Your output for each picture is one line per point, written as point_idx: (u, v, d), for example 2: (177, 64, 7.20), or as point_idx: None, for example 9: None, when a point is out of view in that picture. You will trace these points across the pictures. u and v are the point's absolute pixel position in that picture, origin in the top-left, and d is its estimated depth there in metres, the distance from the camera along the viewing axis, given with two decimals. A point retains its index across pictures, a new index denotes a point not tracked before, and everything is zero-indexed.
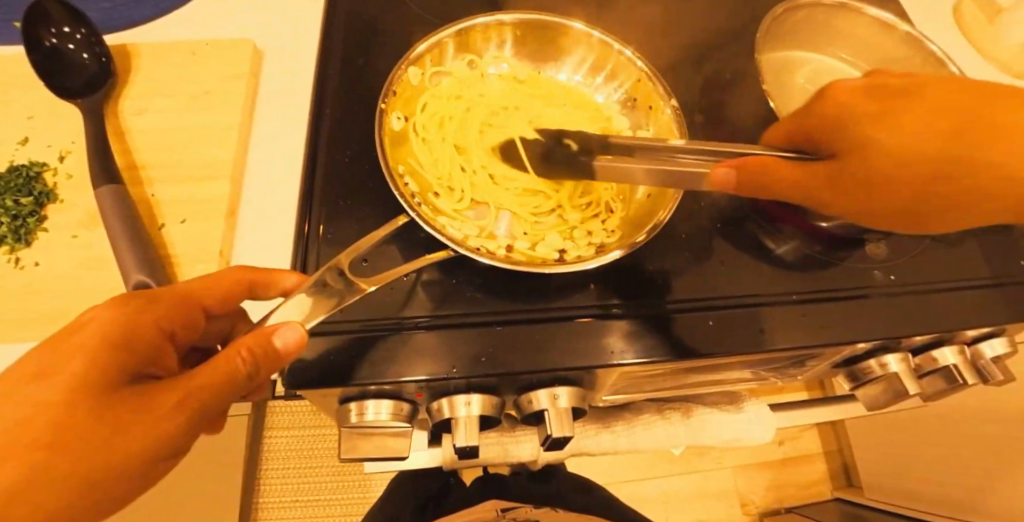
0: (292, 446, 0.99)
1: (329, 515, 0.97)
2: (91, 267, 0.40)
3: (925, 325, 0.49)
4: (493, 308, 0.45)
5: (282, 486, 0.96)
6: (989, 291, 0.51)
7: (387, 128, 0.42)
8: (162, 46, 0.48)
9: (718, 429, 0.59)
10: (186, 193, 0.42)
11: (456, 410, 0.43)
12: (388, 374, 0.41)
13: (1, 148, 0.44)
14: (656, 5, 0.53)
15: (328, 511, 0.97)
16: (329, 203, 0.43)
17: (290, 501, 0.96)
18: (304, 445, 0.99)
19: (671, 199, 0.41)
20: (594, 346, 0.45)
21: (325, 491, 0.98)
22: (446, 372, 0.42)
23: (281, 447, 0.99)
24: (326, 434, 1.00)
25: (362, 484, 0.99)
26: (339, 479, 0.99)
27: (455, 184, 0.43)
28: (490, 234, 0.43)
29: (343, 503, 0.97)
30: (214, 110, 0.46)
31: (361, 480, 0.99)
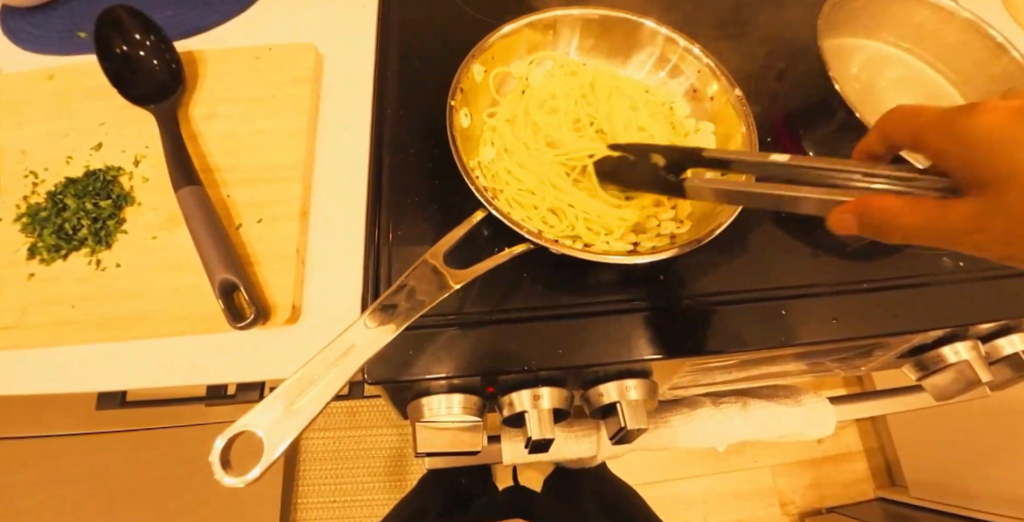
0: (330, 447, 1.00)
1: (369, 515, 0.96)
2: (170, 267, 0.41)
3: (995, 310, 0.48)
4: (564, 301, 0.45)
5: (321, 486, 0.97)
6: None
7: (457, 125, 0.42)
8: (227, 51, 0.49)
9: (773, 419, 0.58)
10: (258, 194, 0.43)
11: (527, 403, 0.43)
12: (462, 367, 0.42)
13: (76, 154, 0.45)
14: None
15: (368, 511, 0.96)
16: (398, 203, 0.44)
17: (330, 501, 0.96)
18: (342, 447, 1.00)
19: None
20: (667, 336, 0.45)
21: (364, 491, 0.97)
22: (520, 365, 0.42)
23: (318, 448, 0.99)
24: (362, 435, 1.01)
25: (400, 485, 0.99)
26: (377, 479, 0.98)
27: (524, 181, 0.44)
28: (560, 231, 0.43)
29: (381, 504, 0.97)
30: (281, 113, 0.46)
31: (399, 481, 0.98)
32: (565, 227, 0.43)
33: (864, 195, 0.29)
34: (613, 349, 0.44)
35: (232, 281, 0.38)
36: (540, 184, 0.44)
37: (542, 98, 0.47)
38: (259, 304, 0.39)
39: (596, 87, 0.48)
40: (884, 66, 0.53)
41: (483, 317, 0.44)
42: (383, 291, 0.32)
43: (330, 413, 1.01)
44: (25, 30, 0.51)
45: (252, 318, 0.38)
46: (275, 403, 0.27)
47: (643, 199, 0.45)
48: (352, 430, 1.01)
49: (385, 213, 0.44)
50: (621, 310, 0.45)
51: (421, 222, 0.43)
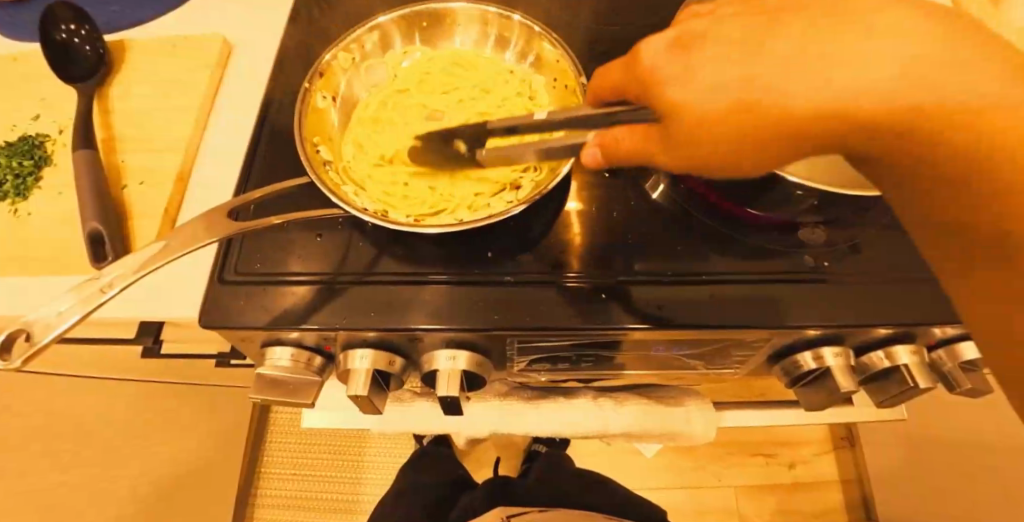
0: (294, 422, 1.07)
1: (323, 490, 1.02)
2: (65, 217, 0.48)
3: (860, 314, 0.46)
4: (425, 270, 0.49)
5: (283, 458, 1.05)
6: (937, 289, 0.48)
7: (310, 105, 0.47)
8: (152, 39, 0.56)
9: (646, 418, 0.58)
10: (147, 160, 0.50)
11: (352, 364, 0.46)
12: (312, 322, 0.46)
13: (18, 123, 0.53)
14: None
15: (323, 487, 1.02)
16: (266, 175, 0.49)
17: (290, 473, 1.04)
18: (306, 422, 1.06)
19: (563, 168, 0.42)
20: (512, 309, 0.47)
21: (322, 467, 1.04)
22: (363, 324, 0.46)
23: (285, 422, 1.07)
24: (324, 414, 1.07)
25: (356, 465, 1.04)
26: (336, 457, 1.04)
27: (374, 160, 0.48)
28: (397, 206, 0.46)
29: (336, 481, 1.03)
30: (183, 92, 0.53)
31: (356, 462, 1.04)
32: (405, 203, 0.46)
33: (603, 135, 0.33)
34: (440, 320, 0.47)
35: (99, 229, 0.45)
36: (390, 165, 0.48)
37: (407, 88, 0.51)
38: (122, 251, 0.45)
39: (459, 77, 0.51)
40: None
41: (346, 280, 0.48)
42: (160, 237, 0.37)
43: None
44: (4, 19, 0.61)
45: (111, 261, 0.45)
46: (61, 310, 0.33)
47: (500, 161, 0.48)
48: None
49: (255, 182, 0.49)
50: (457, 282, 0.48)
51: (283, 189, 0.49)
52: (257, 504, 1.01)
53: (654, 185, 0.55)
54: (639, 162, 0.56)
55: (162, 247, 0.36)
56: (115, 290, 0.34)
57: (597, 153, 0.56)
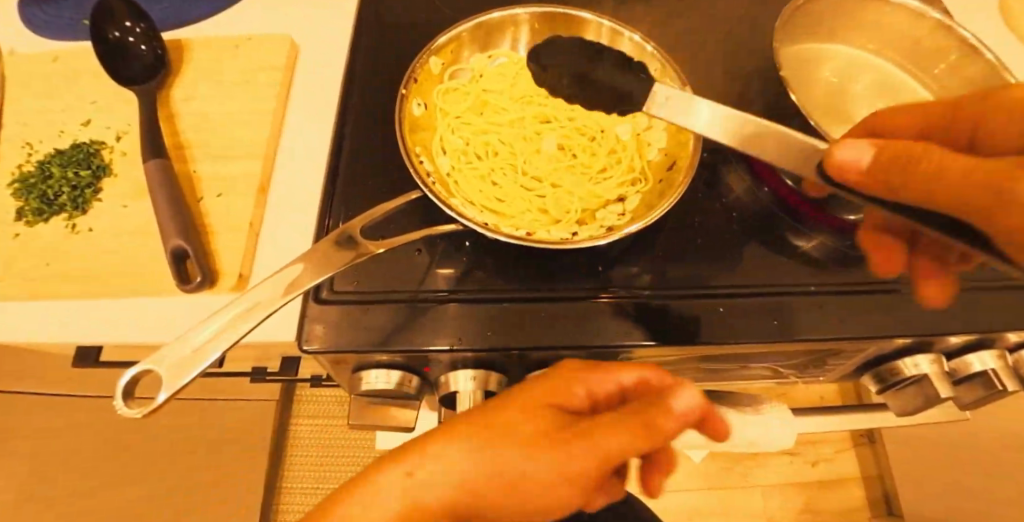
0: (315, 435, 1.02)
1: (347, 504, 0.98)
2: (134, 233, 0.44)
3: (956, 322, 0.47)
4: (522, 285, 0.47)
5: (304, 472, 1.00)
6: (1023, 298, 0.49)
7: (408, 112, 0.44)
8: (212, 39, 0.53)
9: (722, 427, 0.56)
10: (223, 170, 0.46)
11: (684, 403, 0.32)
12: (415, 343, 0.43)
13: (67, 128, 0.49)
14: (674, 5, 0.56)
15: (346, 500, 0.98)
16: (354, 185, 0.47)
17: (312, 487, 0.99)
18: (328, 435, 1.02)
19: (684, 180, 0.40)
20: (621, 324, 0.45)
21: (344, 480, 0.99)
22: (467, 344, 0.43)
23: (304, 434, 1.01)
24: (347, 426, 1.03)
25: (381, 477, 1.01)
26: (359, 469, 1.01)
27: (473, 172, 0.45)
28: (501, 219, 0.44)
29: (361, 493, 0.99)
30: (254, 97, 0.50)
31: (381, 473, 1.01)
32: (511, 214, 0.44)
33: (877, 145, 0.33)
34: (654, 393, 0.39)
35: (184, 247, 0.41)
36: (490, 176, 0.46)
37: (497, 96, 0.49)
38: (207, 270, 0.42)
39: None
40: (855, 68, 0.55)
41: (439, 296, 0.46)
42: (290, 262, 0.35)
43: (321, 400, 1.04)
44: (36, 16, 0.55)
45: (198, 282, 0.41)
46: (179, 349, 0.31)
47: (603, 172, 0.46)
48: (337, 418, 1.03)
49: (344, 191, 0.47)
50: (556, 298, 0.46)
51: (372, 198, 0.46)
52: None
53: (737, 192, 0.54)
54: (724, 170, 0.55)
55: (296, 273, 0.34)
56: (258, 318, 0.32)
57: None
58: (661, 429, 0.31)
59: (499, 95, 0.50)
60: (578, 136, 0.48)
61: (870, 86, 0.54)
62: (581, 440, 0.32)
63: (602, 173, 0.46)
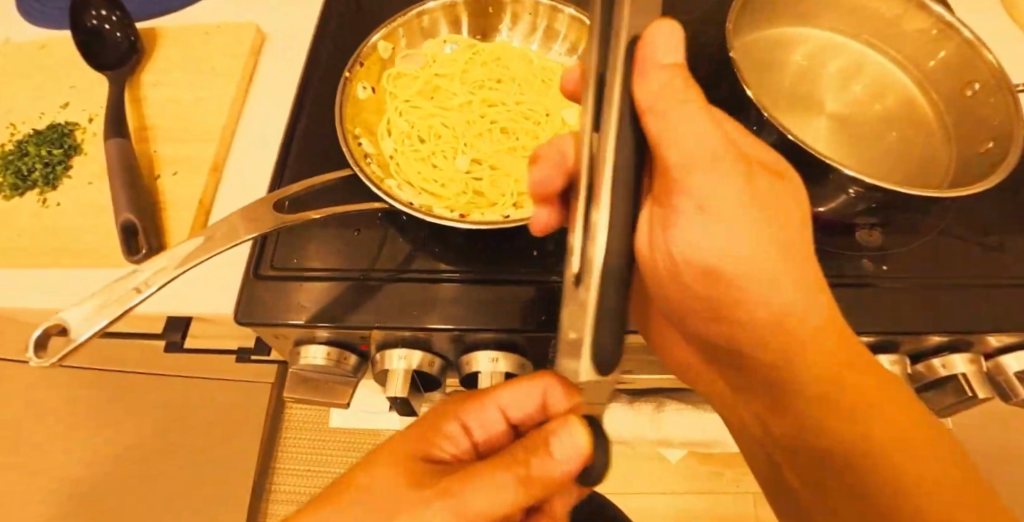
0: None
1: None
2: (96, 208, 0.47)
3: (919, 321, 0.44)
4: (461, 267, 0.47)
5: None
6: (1003, 296, 0.45)
7: (351, 94, 0.45)
8: (184, 28, 0.55)
9: (690, 423, 0.57)
10: (181, 151, 0.48)
11: (557, 456, 0.29)
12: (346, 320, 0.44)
13: (48, 111, 0.52)
14: None
15: None
16: (302, 166, 0.48)
17: None
18: None
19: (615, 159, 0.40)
20: (553, 309, 0.44)
21: None
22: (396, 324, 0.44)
23: None
24: None
25: None
26: None
27: (416, 155, 0.46)
28: (438, 201, 0.44)
29: None
30: (217, 82, 0.52)
31: None
32: (449, 196, 0.45)
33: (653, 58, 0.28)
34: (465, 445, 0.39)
35: (132, 221, 0.43)
36: (432, 158, 0.46)
37: (447, 82, 0.50)
38: (155, 243, 0.43)
39: (502, 72, 0.50)
40: (826, 52, 0.52)
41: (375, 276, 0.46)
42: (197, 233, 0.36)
43: None
44: (34, 8, 0.59)
45: (144, 254, 0.43)
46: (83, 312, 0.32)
47: None
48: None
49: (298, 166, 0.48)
50: (496, 281, 0.46)
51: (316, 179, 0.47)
52: None
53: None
54: None
55: (195, 247, 0.35)
56: (153, 284, 0.33)
57: None
58: (536, 472, 0.30)
59: (450, 80, 0.50)
60: (524, 120, 0.48)
61: (843, 70, 0.51)
62: (466, 484, 0.31)
63: None
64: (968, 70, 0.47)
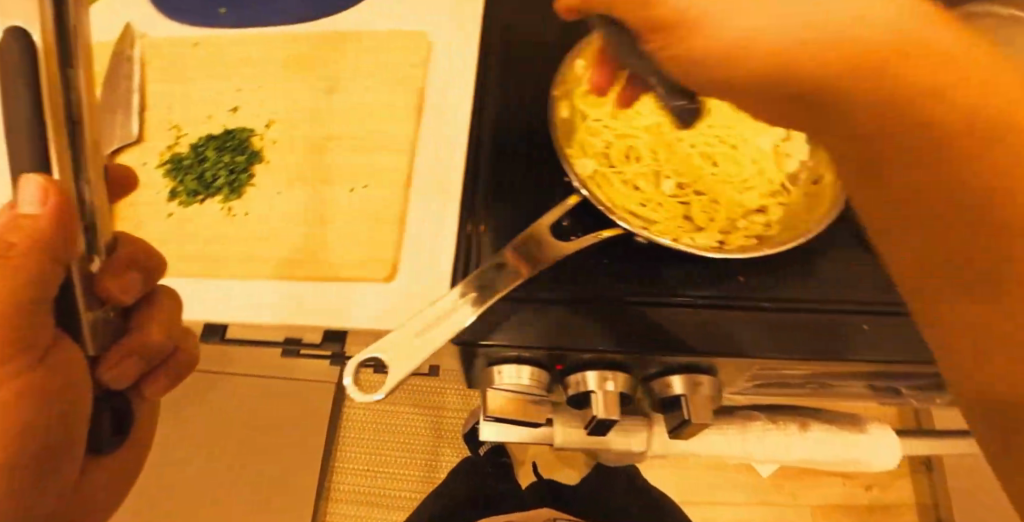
0: (368, 418, 1.12)
1: (398, 488, 1.08)
2: (289, 222, 0.45)
3: None
4: (653, 291, 0.44)
5: (356, 456, 1.09)
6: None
7: (558, 116, 0.45)
8: (350, 36, 0.54)
9: (831, 446, 0.57)
10: (365, 162, 0.47)
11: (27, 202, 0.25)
12: (545, 340, 0.42)
13: (216, 114, 0.50)
14: None
15: (397, 484, 1.08)
16: (495, 170, 0.46)
17: (364, 469, 1.08)
18: (378, 418, 1.12)
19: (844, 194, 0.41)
20: (769, 338, 0.42)
21: (395, 464, 1.09)
22: (601, 346, 0.41)
23: (358, 418, 1.12)
24: (397, 410, 1.13)
25: (431, 464, 1.09)
26: (410, 456, 1.10)
27: (620, 175, 0.46)
28: (650, 223, 0.44)
29: (410, 480, 1.08)
30: (394, 90, 0.51)
31: (430, 461, 1.10)
32: (657, 220, 0.44)
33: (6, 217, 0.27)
34: (65, 333, 0.32)
35: None
36: (635, 181, 0.46)
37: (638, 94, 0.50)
38: None
39: None
40: None
41: (573, 296, 0.43)
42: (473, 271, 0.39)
43: None
44: (180, 6, 0.58)
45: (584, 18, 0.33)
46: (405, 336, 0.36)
47: (749, 175, 0.46)
48: (388, 404, 1.13)
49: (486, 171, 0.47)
50: (700, 303, 0.43)
51: (516, 183, 0.46)
52: (330, 502, 1.06)
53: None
54: None
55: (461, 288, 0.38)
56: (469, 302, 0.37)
57: None
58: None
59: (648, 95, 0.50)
60: (720, 144, 0.47)
61: None
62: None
63: (748, 163, 0.46)
64: None
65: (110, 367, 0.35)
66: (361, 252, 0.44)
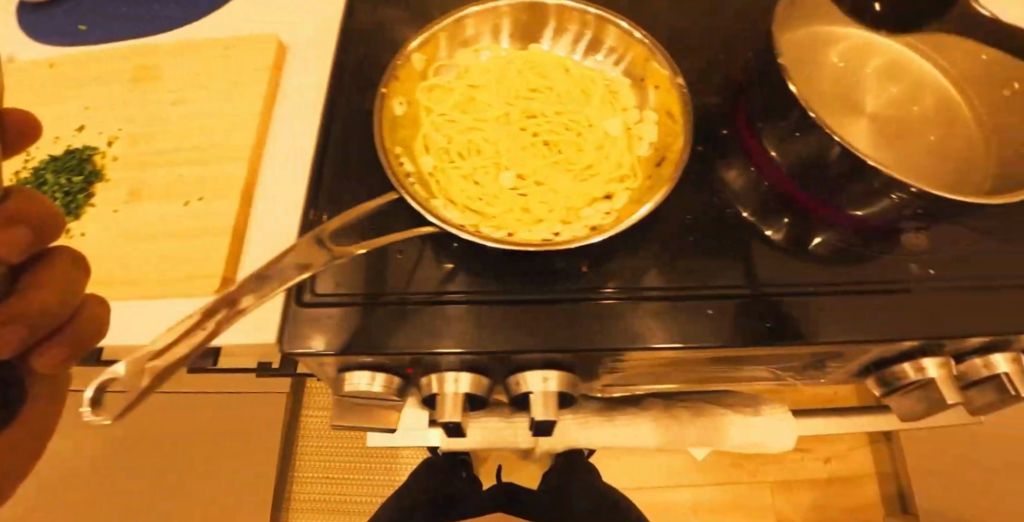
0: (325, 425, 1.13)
1: (356, 493, 1.09)
2: (126, 239, 0.45)
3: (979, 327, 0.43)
4: (520, 287, 0.45)
5: (314, 462, 1.10)
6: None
7: (389, 111, 0.44)
8: (200, 44, 0.53)
9: (725, 429, 0.56)
10: (204, 173, 0.47)
11: None
12: (403, 343, 0.42)
13: (63, 135, 0.50)
14: (660, 19, 0.58)
15: (355, 489, 1.09)
16: (336, 179, 0.47)
17: (322, 476, 1.10)
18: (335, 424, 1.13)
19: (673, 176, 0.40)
20: (631, 329, 0.43)
21: (353, 470, 1.11)
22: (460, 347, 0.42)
23: (315, 425, 1.12)
24: None
25: (389, 468, 1.11)
26: (369, 459, 1.12)
27: (457, 169, 0.45)
28: (482, 219, 0.43)
29: (368, 484, 1.10)
30: (238, 95, 0.50)
31: (389, 465, 1.11)
32: (490, 215, 0.43)
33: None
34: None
35: None
36: (473, 175, 0.44)
37: (485, 84, 0.48)
38: None
39: (534, 73, 0.49)
40: (875, 53, 0.52)
41: (428, 296, 0.44)
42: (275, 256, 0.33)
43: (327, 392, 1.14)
44: (41, 25, 0.59)
45: None
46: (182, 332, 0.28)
47: (591, 161, 0.45)
48: None
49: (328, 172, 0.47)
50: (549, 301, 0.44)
51: (358, 193, 0.46)
52: (290, 508, 1.07)
53: (742, 199, 0.50)
54: (725, 163, 0.51)
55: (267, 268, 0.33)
56: (249, 307, 0.30)
57: None
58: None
59: (496, 84, 0.49)
60: (563, 130, 0.46)
61: (881, 72, 0.51)
62: None
63: (591, 149, 0.45)
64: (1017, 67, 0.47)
65: (38, 357, 0.30)
66: (195, 266, 0.44)
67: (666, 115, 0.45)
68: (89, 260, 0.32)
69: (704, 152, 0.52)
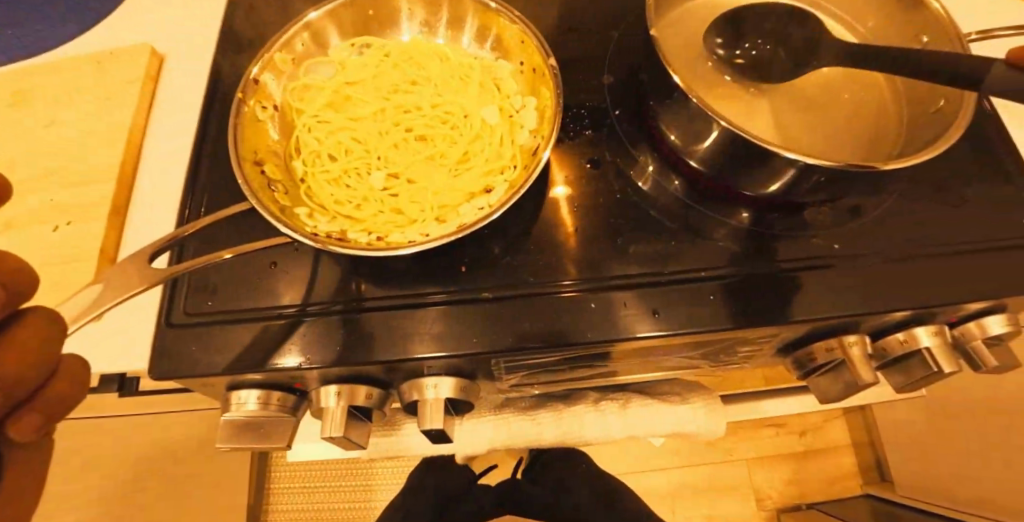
0: None
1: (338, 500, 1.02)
2: None
3: (892, 300, 0.41)
4: (457, 285, 0.43)
5: (290, 473, 1.02)
6: (985, 259, 0.42)
7: (249, 116, 0.41)
8: (72, 61, 0.51)
9: (650, 420, 0.54)
10: (75, 196, 0.46)
11: None
12: (325, 354, 0.40)
13: None
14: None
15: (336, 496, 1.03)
16: (205, 187, 0.45)
17: (299, 487, 1.01)
18: None
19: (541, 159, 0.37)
20: (587, 320, 0.41)
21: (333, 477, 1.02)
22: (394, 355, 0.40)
23: None
24: None
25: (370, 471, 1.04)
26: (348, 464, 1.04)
27: (328, 174, 0.42)
28: (353, 224, 0.40)
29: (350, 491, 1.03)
30: (110, 113, 0.49)
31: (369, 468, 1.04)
32: (361, 220, 0.40)
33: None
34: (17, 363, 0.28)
35: None
36: (344, 178, 0.42)
37: (358, 81, 0.46)
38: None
39: (410, 67, 0.47)
40: None
41: (339, 302, 0.42)
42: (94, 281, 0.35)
43: None
44: None
45: None
46: None
47: (467, 154, 0.43)
48: None
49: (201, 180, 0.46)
50: (449, 302, 0.42)
51: (234, 203, 0.44)
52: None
53: (646, 183, 0.47)
54: (625, 145, 0.49)
55: (95, 295, 0.34)
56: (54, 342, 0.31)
57: (572, 142, 0.49)
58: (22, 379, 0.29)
59: (371, 80, 0.46)
60: (439, 125, 0.44)
61: None
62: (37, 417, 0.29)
63: (466, 142, 0.43)
64: (916, 22, 0.45)
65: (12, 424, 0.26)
66: (62, 293, 0.42)
67: (543, 97, 0.43)
68: (83, 357, 0.31)
69: (603, 135, 0.49)
